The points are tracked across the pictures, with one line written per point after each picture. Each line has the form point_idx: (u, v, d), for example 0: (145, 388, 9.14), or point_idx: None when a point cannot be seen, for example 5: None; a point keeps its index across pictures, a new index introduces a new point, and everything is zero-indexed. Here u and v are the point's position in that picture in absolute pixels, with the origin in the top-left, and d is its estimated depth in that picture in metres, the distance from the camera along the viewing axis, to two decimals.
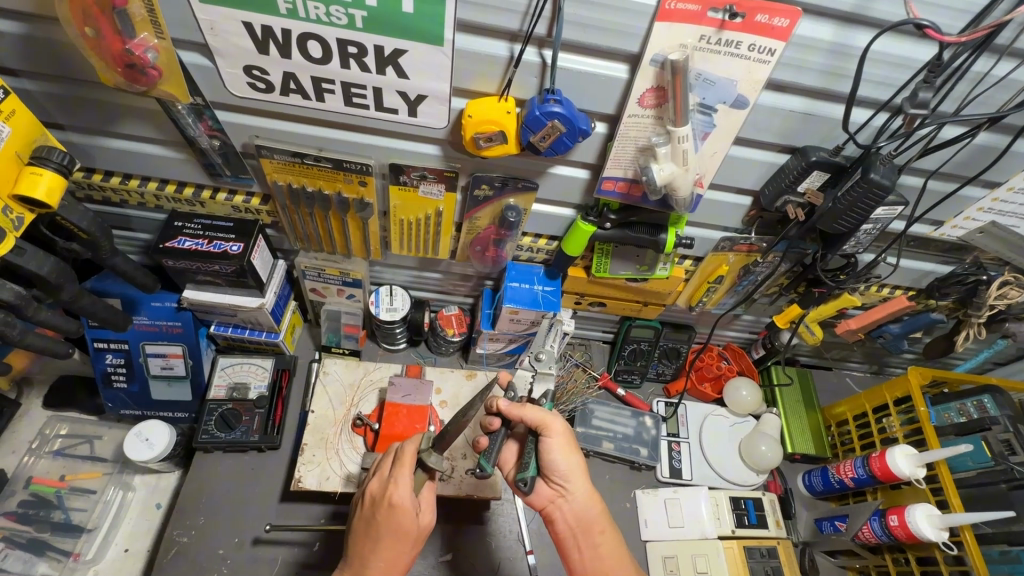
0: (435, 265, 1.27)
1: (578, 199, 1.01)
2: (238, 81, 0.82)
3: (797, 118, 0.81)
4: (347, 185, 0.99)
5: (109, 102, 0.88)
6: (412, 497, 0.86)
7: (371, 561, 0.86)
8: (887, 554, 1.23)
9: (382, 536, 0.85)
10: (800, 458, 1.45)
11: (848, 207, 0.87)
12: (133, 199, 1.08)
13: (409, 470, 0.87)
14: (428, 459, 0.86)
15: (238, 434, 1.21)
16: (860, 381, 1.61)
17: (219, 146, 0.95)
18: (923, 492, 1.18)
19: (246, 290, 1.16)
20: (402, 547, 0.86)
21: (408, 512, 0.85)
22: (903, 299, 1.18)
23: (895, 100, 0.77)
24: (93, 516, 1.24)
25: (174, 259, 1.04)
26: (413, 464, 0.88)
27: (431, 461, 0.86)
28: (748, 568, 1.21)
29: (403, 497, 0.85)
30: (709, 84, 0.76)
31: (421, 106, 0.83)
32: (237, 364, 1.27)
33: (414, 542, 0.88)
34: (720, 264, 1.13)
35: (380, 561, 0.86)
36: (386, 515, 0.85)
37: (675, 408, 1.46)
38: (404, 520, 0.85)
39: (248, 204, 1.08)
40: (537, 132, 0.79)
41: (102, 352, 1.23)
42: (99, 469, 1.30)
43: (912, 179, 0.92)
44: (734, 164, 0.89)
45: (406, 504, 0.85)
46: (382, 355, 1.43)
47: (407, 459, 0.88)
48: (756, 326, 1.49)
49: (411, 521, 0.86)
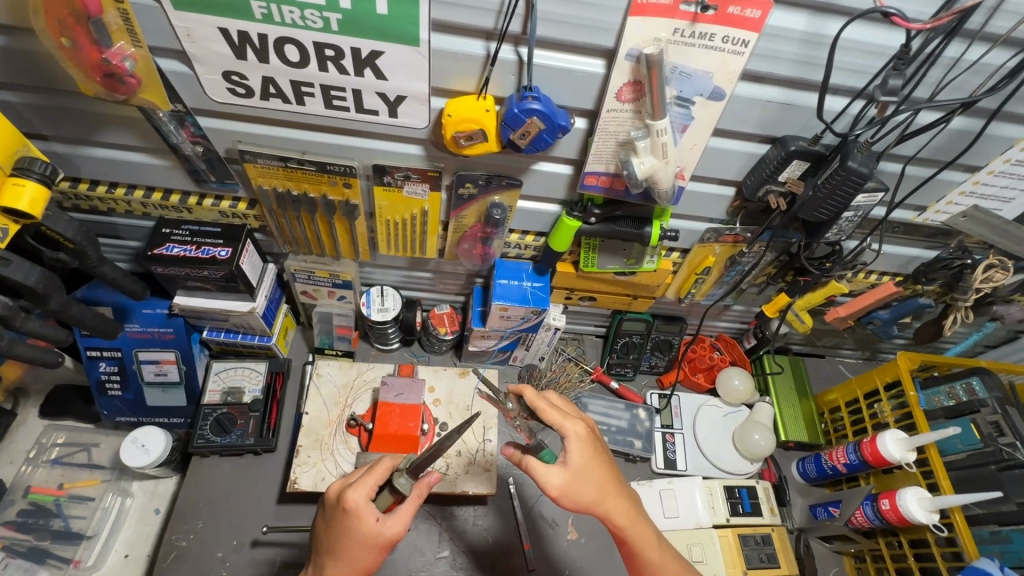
0: (424, 265, 1.27)
1: (563, 195, 1.02)
2: (217, 87, 0.82)
3: (775, 108, 0.81)
4: (332, 187, 1.00)
5: (91, 112, 0.88)
6: (372, 506, 0.84)
7: (330, 562, 0.86)
8: (881, 538, 1.24)
9: (338, 538, 0.85)
10: (794, 446, 1.46)
11: (828, 194, 0.87)
12: (121, 208, 1.09)
13: (374, 480, 0.87)
14: (397, 481, 0.86)
15: (234, 438, 1.22)
16: (853, 368, 1.62)
17: (203, 152, 0.95)
18: (914, 476, 1.19)
19: (236, 295, 1.16)
20: (358, 553, 0.84)
21: (361, 518, 0.83)
22: (891, 286, 1.18)
23: (871, 87, 0.78)
24: (93, 523, 1.25)
25: (162, 265, 1.04)
26: (382, 476, 0.88)
27: (398, 483, 0.86)
28: (744, 558, 1.23)
29: (357, 503, 0.84)
30: (686, 77, 0.76)
31: (401, 106, 0.84)
32: (231, 369, 1.28)
33: (374, 552, 0.85)
34: (707, 256, 1.14)
35: (338, 564, 0.85)
36: (341, 518, 0.85)
37: (668, 400, 1.45)
38: (359, 526, 0.83)
39: (234, 209, 1.08)
40: (517, 129, 0.80)
41: (96, 360, 1.24)
42: (97, 477, 1.31)
43: (892, 165, 0.92)
44: (715, 155, 0.90)
45: (357, 508, 0.84)
46: (375, 355, 1.43)
47: (379, 469, 0.88)
48: (747, 316, 1.50)
49: (368, 527, 0.83)
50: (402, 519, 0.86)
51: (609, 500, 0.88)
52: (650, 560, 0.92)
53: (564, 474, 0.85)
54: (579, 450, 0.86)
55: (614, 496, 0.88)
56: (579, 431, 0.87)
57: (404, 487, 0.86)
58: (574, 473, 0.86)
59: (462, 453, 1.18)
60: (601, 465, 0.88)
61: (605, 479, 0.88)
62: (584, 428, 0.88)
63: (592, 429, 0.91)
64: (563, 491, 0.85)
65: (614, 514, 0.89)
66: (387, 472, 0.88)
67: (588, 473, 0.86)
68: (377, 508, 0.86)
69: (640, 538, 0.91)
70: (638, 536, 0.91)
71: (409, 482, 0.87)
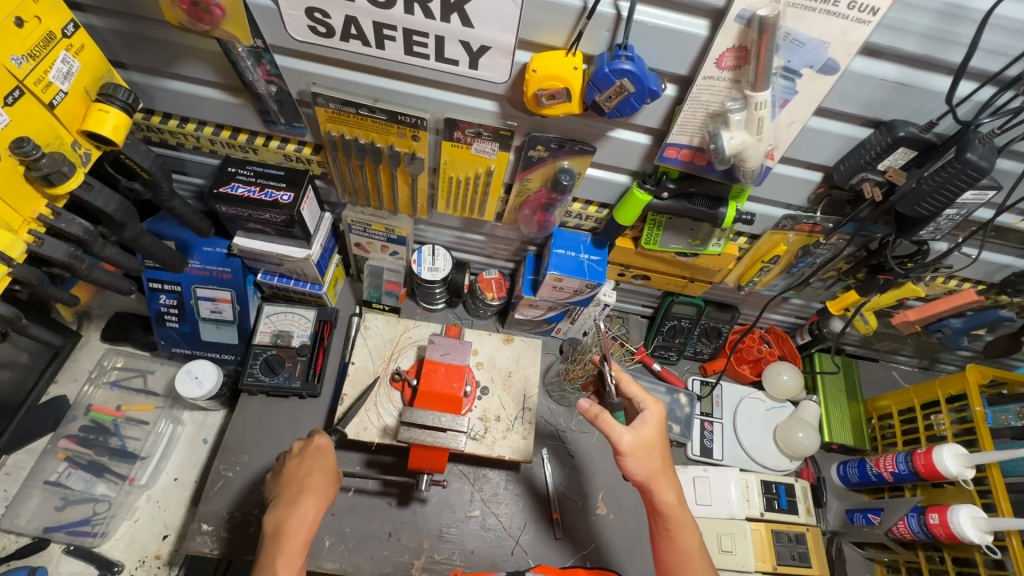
0: (479, 227, 1.25)
1: (635, 166, 0.97)
2: (299, 23, 0.79)
3: (892, 88, 0.74)
4: (400, 139, 0.98)
5: (171, 43, 0.87)
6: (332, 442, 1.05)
7: (309, 496, 0.97)
8: (921, 552, 1.20)
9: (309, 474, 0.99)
10: (837, 448, 1.42)
11: (934, 189, 0.80)
12: (190, 143, 1.09)
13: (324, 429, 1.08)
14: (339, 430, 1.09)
15: (281, 379, 1.26)
16: (908, 375, 1.55)
17: (276, 93, 0.93)
18: (968, 494, 1.14)
19: (294, 240, 1.17)
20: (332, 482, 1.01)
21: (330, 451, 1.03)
22: (973, 293, 1.11)
23: (1009, 72, 0.70)
24: (146, 445, 1.32)
25: (227, 204, 1.05)
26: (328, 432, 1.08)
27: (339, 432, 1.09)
28: (775, 553, 1.22)
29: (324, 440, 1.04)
30: (798, 46, 0.70)
31: (482, 58, 0.80)
32: (282, 313, 1.31)
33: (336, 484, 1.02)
34: (778, 244, 1.08)
35: (316, 493, 0.97)
36: (314, 454, 1.02)
37: (711, 388, 1.42)
38: (329, 458, 1.03)
39: (300, 153, 1.08)
40: (604, 91, 0.76)
41: (156, 291, 1.28)
42: (152, 403, 1.37)
43: (1010, 162, 0.84)
44: (812, 136, 0.83)
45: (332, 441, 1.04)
46: (421, 313, 1.44)
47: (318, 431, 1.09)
48: (804, 311, 1.44)
49: (328, 456, 1.03)
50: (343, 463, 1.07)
51: (662, 484, 0.96)
52: (687, 556, 0.95)
53: (634, 433, 0.96)
54: (653, 427, 0.98)
55: (666, 482, 0.96)
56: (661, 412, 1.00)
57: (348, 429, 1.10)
58: (642, 438, 0.97)
59: (501, 418, 1.19)
60: (659, 449, 0.98)
61: (662, 460, 0.97)
62: (662, 410, 1.00)
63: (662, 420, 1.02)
64: (630, 449, 0.95)
65: (658, 489, 0.96)
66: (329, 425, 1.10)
67: (649, 445, 0.97)
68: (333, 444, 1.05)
69: (685, 529, 0.96)
70: (680, 524, 0.96)
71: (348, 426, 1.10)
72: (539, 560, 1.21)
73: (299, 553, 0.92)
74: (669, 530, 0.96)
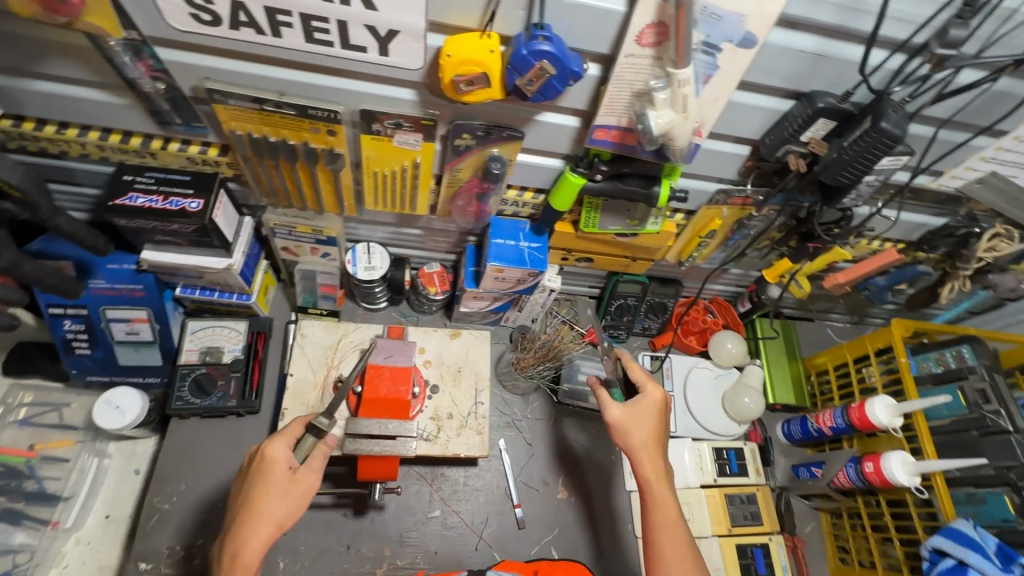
0: (414, 221, 1.19)
1: (567, 149, 0.94)
2: (178, 11, 0.70)
3: (808, 60, 0.74)
4: (314, 135, 0.90)
5: (29, 38, 0.76)
6: (289, 453, 0.89)
7: (257, 527, 0.84)
8: (859, 497, 1.27)
9: (259, 495, 0.86)
10: (780, 408, 1.48)
11: (854, 157, 0.82)
12: (74, 150, 0.97)
13: (294, 433, 0.92)
14: (318, 422, 0.92)
15: (214, 400, 1.17)
16: (841, 332, 1.63)
17: (166, 90, 0.84)
18: (898, 440, 1.21)
19: (211, 250, 1.08)
20: (286, 503, 0.86)
21: (278, 466, 0.88)
22: (894, 252, 1.16)
23: (916, 39, 0.71)
24: (70, 484, 1.19)
25: (126, 218, 0.95)
26: (297, 429, 0.92)
27: (316, 422, 0.92)
28: (729, 516, 1.27)
29: (276, 451, 0.89)
30: (715, 19, 0.69)
31: (392, 43, 0.74)
32: (209, 328, 1.22)
33: (295, 501, 0.87)
34: (713, 219, 1.09)
35: (263, 518, 0.84)
36: (260, 469, 0.88)
37: (660, 361, 1.44)
38: (275, 475, 0.87)
39: (205, 155, 0.98)
40: (524, 74, 0.72)
41: (59, 318, 1.16)
42: (71, 437, 1.24)
43: (922, 128, 0.86)
44: (736, 111, 0.83)
45: (277, 456, 0.89)
46: (362, 315, 1.38)
47: (295, 425, 0.93)
48: (743, 280, 1.48)
49: (280, 474, 0.87)
50: (314, 468, 0.90)
51: (646, 457, 0.99)
52: (662, 527, 0.95)
53: (624, 407, 1.01)
54: (644, 405, 1.02)
55: (649, 456, 0.98)
56: (655, 395, 1.03)
57: (322, 427, 0.91)
58: (631, 412, 1.01)
59: (453, 416, 1.16)
60: (651, 427, 1.01)
61: (648, 435, 1.00)
62: (660, 394, 1.04)
63: (666, 404, 1.05)
64: (616, 421, 1.00)
65: (642, 463, 0.98)
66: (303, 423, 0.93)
67: (637, 420, 1.00)
68: (294, 456, 0.89)
69: (662, 501, 0.96)
70: (659, 497, 0.96)
71: (329, 421, 0.92)
72: (505, 552, 1.21)
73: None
74: (648, 504, 0.97)
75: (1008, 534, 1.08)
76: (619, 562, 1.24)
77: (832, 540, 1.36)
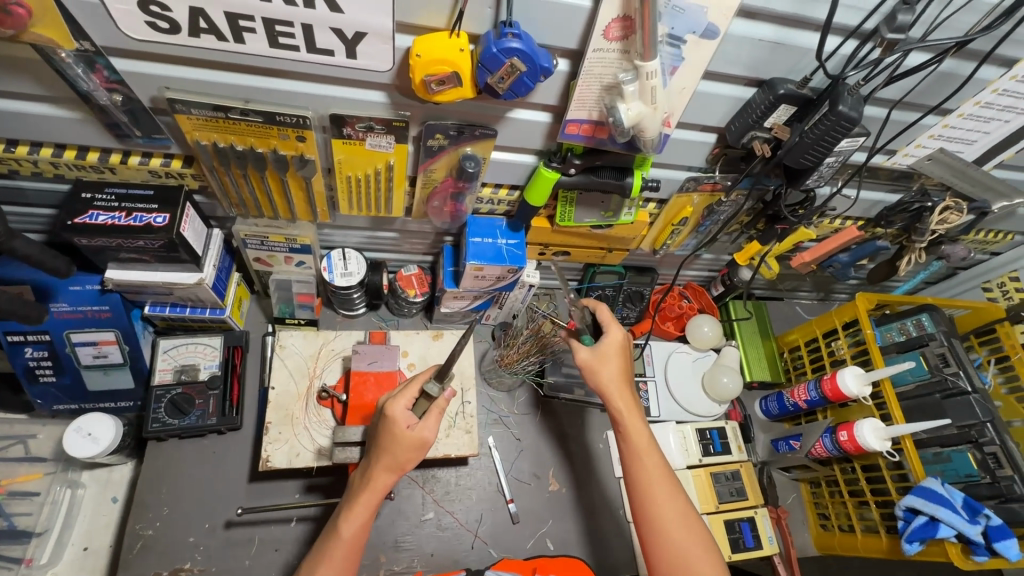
0: (389, 224, 1.18)
1: (539, 145, 0.95)
2: (133, 20, 0.68)
3: (767, 48, 0.77)
4: (283, 141, 0.88)
5: None
6: (408, 413, 0.91)
7: (378, 473, 0.91)
8: (835, 465, 1.33)
9: (380, 446, 0.90)
10: (757, 386, 1.53)
11: (815, 140, 0.85)
12: (25, 169, 0.93)
13: (411, 392, 0.93)
14: (428, 385, 0.92)
15: (193, 419, 1.14)
16: (809, 309, 1.69)
17: (123, 102, 0.80)
18: (868, 408, 1.27)
19: (180, 266, 1.04)
20: (402, 456, 0.90)
21: (396, 423, 0.89)
22: (854, 229, 1.20)
23: (866, 26, 0.75)
24: (42, 519, 1.14)
25: (87, 237, 0.91)
26: (416, 388, 0.94)
27: (429, 386, 0.91)
28: (716, 493, 1.31)
29: (397, 410, 0.90)
30: (679, 12, 0.70)
31: (360, 45, 0.73)
32: (182, 346, 1.18)
33: (415, 450, 0.91)
34: (685, 206, 1.12)
35: (382, 463, 0.90)
36: (382, 425, 0.91)
37: (641, 349, 1.47)
38: (394, 430, 0.89)
39: (168, 167, 0.95)
40: (495, 72, 0.72)
41: (19, 345, 1.11)
42: (39, 470, 1.18)
43: (877, 109, 0.91)
44: (702, 100, 0.85)
45: (398, 415, 0.90)
46: (341, 322, 1.36)
47: (415, 383, 0.94)
48: (715, 264, 1.52)
49: (403, 432, 0.89)
50: (433, 422, 0.92)
51: (618, 394, 1.04)
52: (638, 456, 0.99)
53: (590, 349, 1.06)
54: (611, 346, 1.06)
55: (620, 392, 1.03)
56: (618, 335, 1.07)
57: (435, 392, 0.92)
58: (601, 353, 1.05)
59: (442, 417, 1.15)
60: (619, 365, 1.05)
61: (617, 373, 1.05)
62: (624, 335, 1.08)
63: (629, 341, 1.09)
64: (586, 364, 1.05)
65: (617, 400, 1.03)
66: (419, 384, 0.94)
67: (605, 360, 1.05)
68: (413, 415, 0.91)
69: (635, 432, 1.01)
70: (632, 429, 1.01)
71: (439, 386, 0.92)
72: (501, 548, 1.22)
73: (366, 515, 0.90)
74: (623, 438, 1.02)
75: (973, 487, 1.15)
76: (609, 551, 1.25)
77: (812, 508, 1.42)
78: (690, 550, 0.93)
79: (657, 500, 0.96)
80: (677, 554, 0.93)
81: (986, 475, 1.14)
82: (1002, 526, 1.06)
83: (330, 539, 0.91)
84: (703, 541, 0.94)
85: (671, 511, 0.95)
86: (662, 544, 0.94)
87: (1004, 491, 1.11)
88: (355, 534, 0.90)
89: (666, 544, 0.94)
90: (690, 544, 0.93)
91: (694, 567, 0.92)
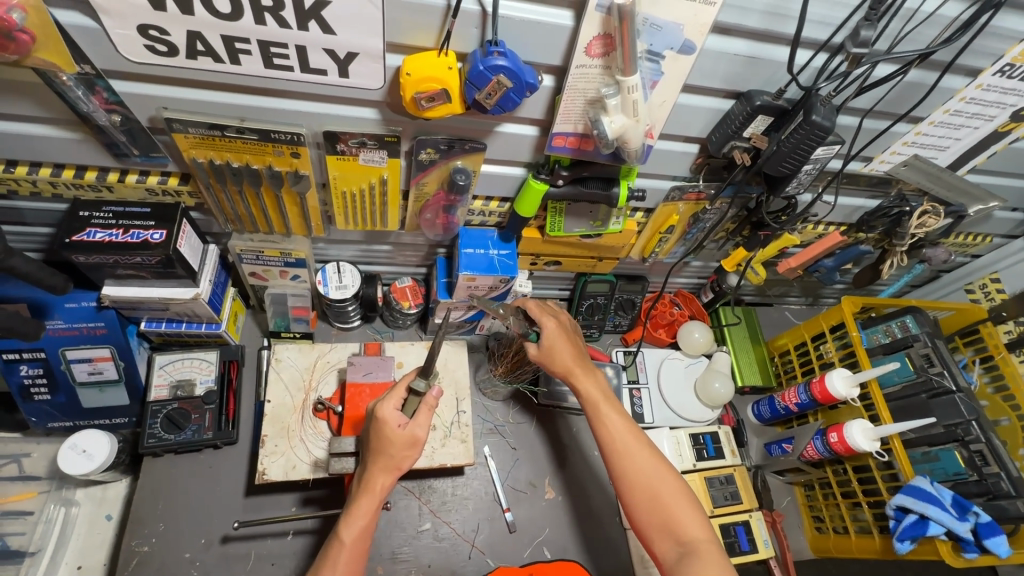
0: (383, 237, 1.20)
1: (528, 158, 0.98)
2: (132, 44, 0.71)
3: (743, 62, 0.80)
4: (278, 158, 0.91)
5: None
6: (398, 413, 0.92)
7: (377, 474, 0.92)
8: (828, 467, 1.34)
9: (374, 450, 0.92)
10: (749, 391, 1.54)
11: (792, 148, 0.88)
12: (25, 189, 0.95)
13: (399, 394, 0.95)
14: (414, 383, 0.95)
15: (189, 434, 1.15)
16: (798, 313, 1.72)
17: (122, 122, 0.83)
18: (857, 409, 1.29)
19: (177, 281, 1.06)
20: (397, 454, 0.92)
21: (387, 424, 0.91)
22: (837, 234, 1.23)
23: (835, 39, 0.78)
24: (36, 538, 1.13)
25: (85, 254, 0.93)
26: (402, 391, 0.96)
27: (416, 383, 0.94)
28: (710, 498, 1.33)
29: (387, 411, 0.92)
30: (657, 29, 0.74)
31: (352, 65, 0.76)
32: (178, 361, 1.19)
33: (408, 448, 0.93)
34: (671, 214, 1.15)
35: (380, 465, 0.92)
36: (374, 428, 0.93)
37: (633, 356, 1.48)
38: (384, 431, 0.91)
39: (165, 185, 0.97)
40: (482, 88, 0.75)
41: (15, 363, 1.11)
42: (34, 489, 1.17)
43: (849, 118, 0.94)
44: (683, 112, 0.88)
45: (388, 415, 0.92)
46: (337, 335, 1.37)
47: (398, 386, 0.96)
48: (704, 271, 1.55)
49: (395, 432, 0.91)
50: (425, 421, 0.94)
51: (574, 370, 1.08)
52: (599, 419, 1.03)
53: (535, 345, 1.10)
54: (553, 335, 1.10)
55: (574, 369, 1.07)
56: (551, 324, 1.11)
57: (422, 389, 0.95)
58: (547, 344, 1.09)
59: (437, 426, 1.16)
60: (569, 346, 1.10)
61: (569, 352, 1.09)
62: (555, 321, 1.12)
63: (563, 325, 1.13)
64: (539, 354, 1.10)
65: (576, 376, 1.08)
66: (406, 384, 0.97)
67: (553, 348, 1.09)
68: (403, 415, 0.93)
69: (594, 398, 1.05)
70: (592, 396, 1.06)
71: (426, 382, 0.95)
72: (498, 557, 1.22)
73: (367, 518, 0.91)
74: (585, 408, 1.06)
75: (961, 485, 1.17)
76: (607, 559, 1.25)
77: (807, 512, 1.43)
78: (663, 493, 0.95)
79: (624, 455, 0.99)
80: (653, 502, 0.95)
81: (973, 472, 1.16)
82: (991, 522, 1.08)
83: (335, 545, 0.91)
84: (675, 485, 0.96)
85: (638, 462, 0.98)
86: (636, 496, 0.96)
87: (992, 488, 1.13)
88: (357, 539, 0.90)
89: (640, 494, 0.96)
90: (664, 488, 0.96)
91: (670, 510, 0.94)
